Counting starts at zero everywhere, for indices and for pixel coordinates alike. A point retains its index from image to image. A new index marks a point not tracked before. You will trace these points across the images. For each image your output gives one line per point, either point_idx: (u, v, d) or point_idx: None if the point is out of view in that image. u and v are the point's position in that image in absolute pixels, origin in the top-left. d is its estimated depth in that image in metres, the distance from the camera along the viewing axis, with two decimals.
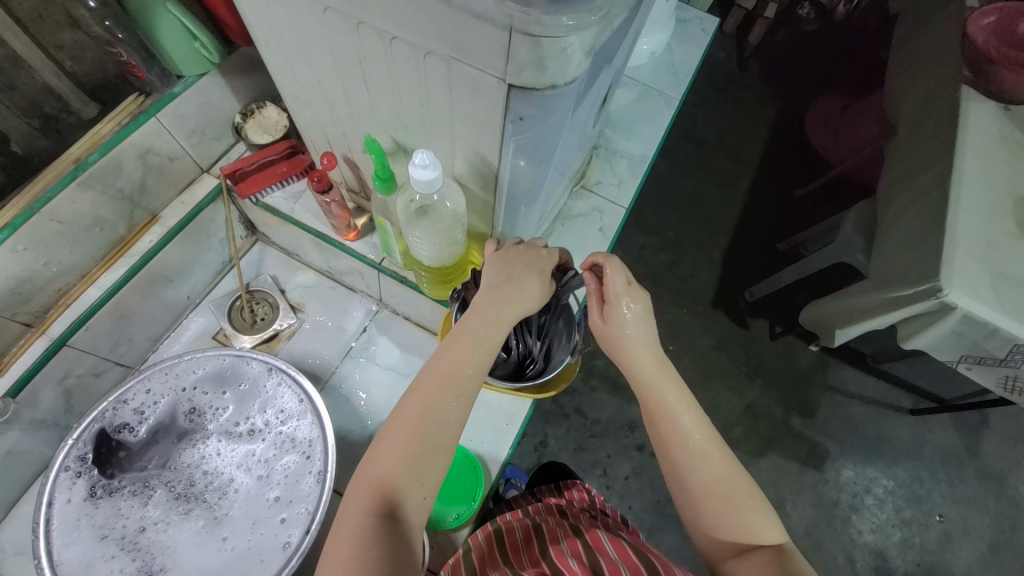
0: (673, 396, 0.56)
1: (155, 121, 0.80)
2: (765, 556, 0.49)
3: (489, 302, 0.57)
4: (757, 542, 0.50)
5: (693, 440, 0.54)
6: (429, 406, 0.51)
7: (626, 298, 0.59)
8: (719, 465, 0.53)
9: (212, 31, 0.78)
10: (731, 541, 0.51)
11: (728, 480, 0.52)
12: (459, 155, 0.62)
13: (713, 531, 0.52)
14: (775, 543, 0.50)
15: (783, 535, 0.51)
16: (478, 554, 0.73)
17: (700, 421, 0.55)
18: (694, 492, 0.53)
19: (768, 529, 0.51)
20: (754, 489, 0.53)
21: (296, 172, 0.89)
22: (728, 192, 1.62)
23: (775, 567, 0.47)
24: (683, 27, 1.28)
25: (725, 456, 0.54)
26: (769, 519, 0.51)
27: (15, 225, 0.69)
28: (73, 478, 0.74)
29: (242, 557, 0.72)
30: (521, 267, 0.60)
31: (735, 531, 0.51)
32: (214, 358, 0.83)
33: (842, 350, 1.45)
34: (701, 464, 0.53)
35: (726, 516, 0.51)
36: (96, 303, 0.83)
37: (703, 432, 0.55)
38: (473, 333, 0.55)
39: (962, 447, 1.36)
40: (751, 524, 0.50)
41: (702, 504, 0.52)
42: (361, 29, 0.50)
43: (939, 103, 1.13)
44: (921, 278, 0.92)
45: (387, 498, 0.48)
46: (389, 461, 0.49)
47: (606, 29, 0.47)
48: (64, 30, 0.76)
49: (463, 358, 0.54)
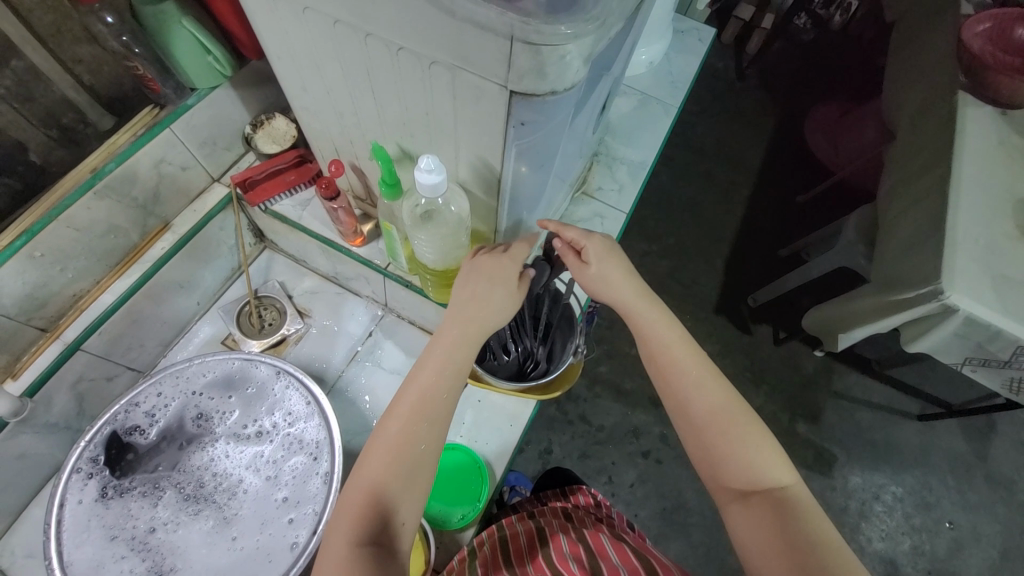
0: (664, 332, 0.59)
1: (170, 132, 0.82)
2: (771, 496, 0.49)
3: (456, 320, 0.59)
4: (762, 482, 0.50)
5: (692, 375, 0.56)
6: (416, 408, 0.54)
7: (596, 238, 0.64)
8: (718, 399, 0.54)
9: (226, 46, 0.81)
10: (737, 481, 0.51)
11: (731, 415, 0.53)
12: (463, 161, 0.64)
13: (718, 467, 0.53)
14: (779, 485, 0.50)
15: (791, 475, 0.51)
16: (482, 563, 0.72)
17: (696, 357, 0.57)
18: (695, 428, 0.54)
19: (774, 466, 0.51)
20: (759, 427, 0.53)
21: (304, 181, 0.91)
22: (729, 199, 1.64)
23: (776, 512, 0.48)
24: (681, 37, 1.31)
25: (724, 390, 0.55)
26: (775, 459, 0.51)
27: (33, 231, 0.72)
28: (84, 480, 0.75)
29: (251, 557, 0.73)
30: (488, 282, 0.61)
31: (739, 468, 0.51)
32: (224, 361, 0.85)
33: (847, 355, 1.45)
34: (701, 396, 0.55)
35: (729, 450, 0.52)
36: (109, 308, 0.85)
37: (701, 368, 0.56)
38: (445, 354, 0.57)
39: (971, 453, 1.36)
40: (756, 462, 0.51)
41: (705, 439, 0.54)
42: (370, 41, 0.52)
43: (936, 108, 1.15)
44: (923, 281, 0.93)
45: (376, 498, 0.49)
46: (368, 490, 0.50)
47: (604, 38, 0.50)
48: (83, 44, 0.78)
49: (439, 379, 0.56)
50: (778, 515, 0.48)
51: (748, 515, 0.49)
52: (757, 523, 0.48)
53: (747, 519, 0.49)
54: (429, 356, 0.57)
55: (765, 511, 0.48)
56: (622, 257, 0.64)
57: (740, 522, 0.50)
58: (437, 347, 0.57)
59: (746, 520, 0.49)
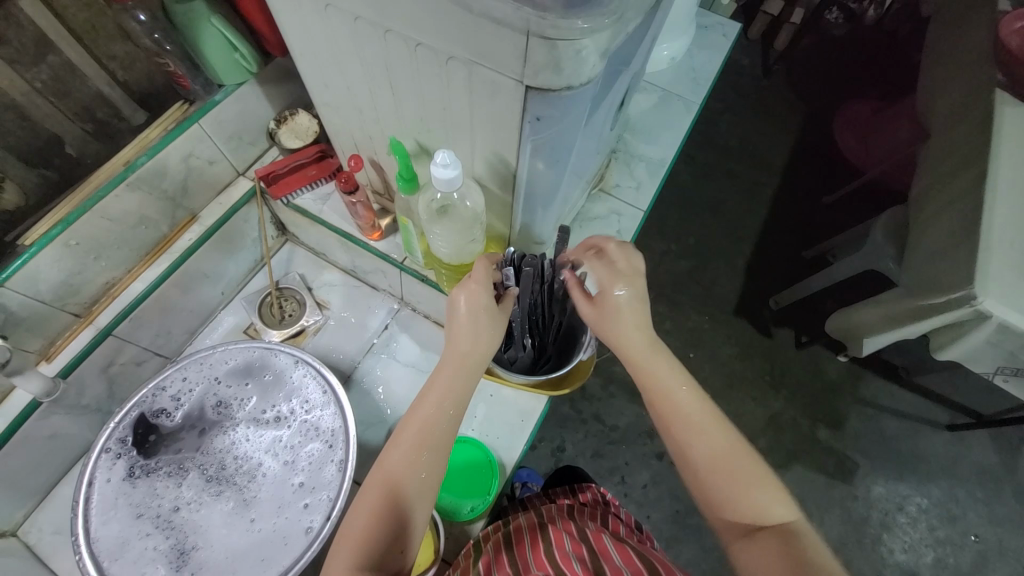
0: (658, 367, 0.59)
1: (198, 127, 0.85)
2: (778, 531, 0.48)
3: (454, 353, 0.60)
4: (768, 517, 0.49)
5: (691, 412, 0.55)
6: (433, 411, 0.57)
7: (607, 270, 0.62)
8: (718, 435, 0.54)
9: (252, 43, 0.83)
10: (742, 518, 0.50)
11: (733, 451, 0.53)
12: (479, 156, 0.64)
13: (722, 505, 0.51)
14: (784, 523, 0.49)
15: (793, 511, 0.50)
16: (484, 561, 0.71)
17: (694, 393, 0.57)
18: (698, 467, 0.53)
19: (779, 504, 0.50)
20: (758, 461, 0.53)
21: (324, 175, 0.93)
22: (752, 199, 1.61)
23: (784, 551, 0.47)
24: (704, 33, 1.28)
25: (724, 426, 0.55)
26: (779, 497, 0.51)
27: (69, 221, 0.75)
28: (114, 459, 0.79)
29: (268, 538, 0.76)
30: (470, 314, 0.61)
31: (745, 505, 0.50)
32: (245, 350, 0.88)
33: (873, 361, 1.41)
34: (701, 429, 0.54)
35: (734, 488, 0.51)
36: (138, 296, 0.88)
37: (698, 404, 0.56)
38: (445, 384, 0.58)
39: (1001, 466, 1.30)
40: (761, 498, 0.50)
41: (707, 476, 0.52)
42: (389, 37, 0.53)
43: (972, 107, 1.10)
44: (954, 286, 0.90)
45: (395, 494, 0.52)
46: (367, 519, 0.51)
47: (621, 33, 0.49)
48: (117, 42, 0.81)
49: (437, 408, 0.57)
50: (788, 549, 0.47)
51: (756, 553, 0.48)
52: (767, 562, 0.47)
53: (756, 557, 0.48)
54: (429, 389, 0.58)
55: (774, 549, 0.47)
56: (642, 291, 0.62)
57: (749, 561, 0.48)
58: (437, 379, 0.59)
59: (754, 559, 0.48)
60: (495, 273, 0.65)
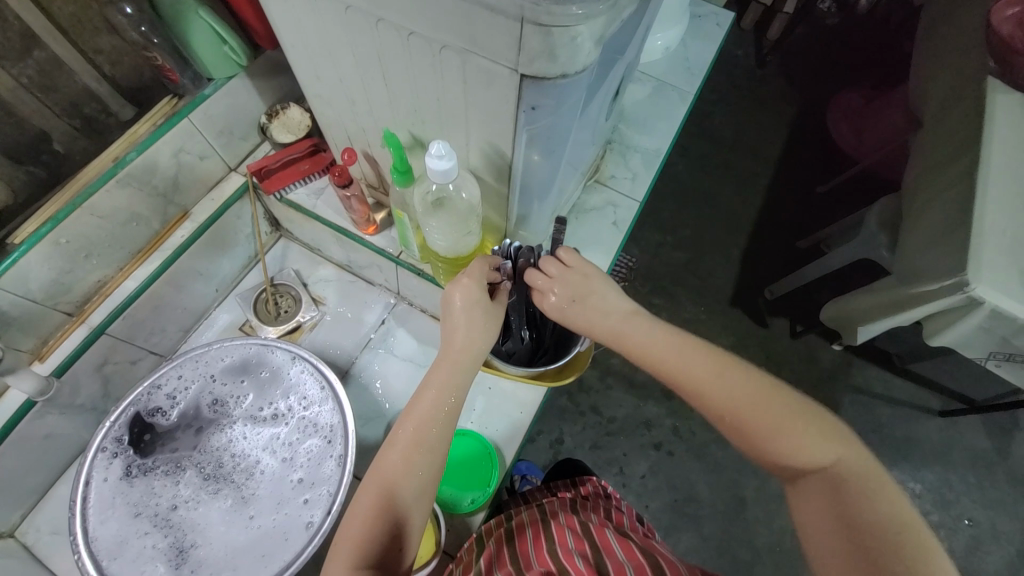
0: (663, 340, 0.58)
1: (188, 122, 0.84)
2: (825, 477, 0.48)
3: (448, 356, 0.60)
4: (813, 464, 0.49)
5: (707, 374, 0.54)
6: (428, 410, 0.56)
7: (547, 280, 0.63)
8: (741, 388, 0.52)
9: (242, 36, 0.82)
10: (788, 466, 0.50)
11: (761, 404, 0.51)
12: (474, 147, 0.64)
13: (766, 461, 0.52)
14: (829, 463, 0.49)
15: (839, 446, 0.49)
16: (485, 561, 0.70)
17: (709, 355, 0.56)
18: (731, 429, 0.53)
19: (821, 445, 0.49)
20: (793, 402, 0.52)
21: (318, 169, 0.92)
22: (747, 190, 1.61)
23: (833, 494, 0.47)
24: (698, 22, 1.28)
25: (746, 375, 0.53)
26: (820, 436, 0.49)
27: (59, 218, 0.74)
28: (110, 458, 0.78)
29: (268, 535, 0.76)
30: (466, 311, 0.60)
31: (788, 459, 0.50)
32: (241, 347, 0.87)
33: (867, 349, 1.42)
34: (724, 392, 0.53)
35: (772, 441, 0.50)
36: (131, 294, 0.87)
37: (715, 365, 0.55)
38: (441, 382, 0.58)
39: (993, 451, 1.32)
40: (800, 446, 0.49)
41: (745, 431, 0.52)
42: (381, 26, 0.52)
43: (964, 94, 1.11)
44: (947, 273, 0.90)
45: (394, 493, 0.52)
46: (364, 519, 0.51)
47: (616, 20, 0.49)
48: (103, 35, 0.80)
49: (435, 405, 0.57)
50: (836, 498, 0.47)
51: (810, 499, 0.49)
52: (819, 507, 0.48)
53: (810, 501, 0.49)
54: (426, 385, 0.58)
55: (824, 491, 0.48)
56: (591, 286, 0.63)
57: (804, 508, 0.50)
58: (433, 377, 0.58)
59: (808, 504, 0.49)
60: (492, 273, 0.65)
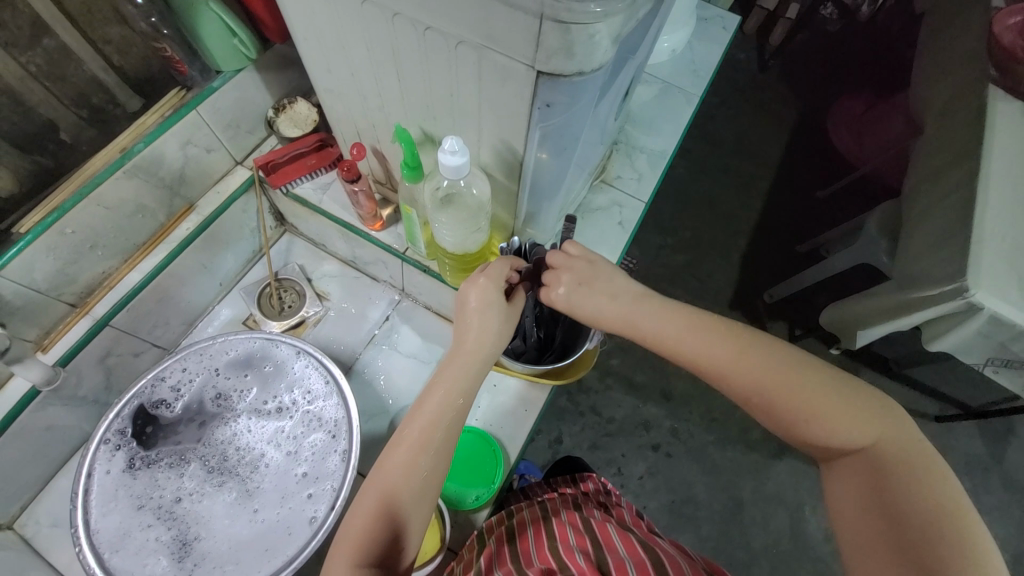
0: (686, 326, 0.58)
1: (196, 114, 0.84)
2: (859, 457, 0.49)
3: (458, 354, 0.60)
4: (847, 444, 0.50)
5: (733, 359, 0.54)
6: (438, 406, 0.56)
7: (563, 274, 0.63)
8: (771, 371, 0.53)
9: (251, 28, 0.82)
10: (823, 447, 0.51)
11: (794, 387, 0.52)
12: (485, 144, 0.64)
13: (797, 441, 0.53)
14: (864, 444, 0.49)
15: (875, 425, 0.50)
16: (485, 559, 0.70)
17: (736, 339, 0.55)
18: (763, 412, 0.54)
19: (857, 427, 0.50)
20: (827, 381, 0.52)
21: (324, 164, 0.92)
22: (748, 193, 1.62)
23: (870, 476, 0.48)
24: (704, 25, 1.28)
25: (775, 356, 0.54)
26: (857, 417, 0.50)
27: (65, 208, 0.74)
28: (113, 450, 0.78)
29: (272, 529, 0.76)
30: (479, 311, 0.60)
31: (821, 440, 0.51)
32: (246, 341, 0.87)
33: (865, 353, 1.43)
34: (752, 376, 0.53)
35: (805, 425, 0.51)
36: (136, 286, 0.86)
37: (742, 348, 0.55)
38: (452, 377, 0.58)
39: (988, 456, 1.33)
40: (834, 427, 0.50)
41: (778, 412, 0.52)
42: (397, 20, 0.52)
43: (965, 102, 1.12)
44: (947, 279, 0.91)
45: (400, 488, 0.52)
46: (369, 514, 0.51)
47: (632, 18, 0.49)
48: (112, 25, 0.79)
49: (445, 400, 0.57)
50: (872, 477, 0.48)
51: (845, 479, 0.50)
52: (854, 488, 0.49)
53: (845, 481, 0.50)
54: (437, 382, 0.58)
55: (858, 472, 0.49)
56: (601, 275, 0.63)
57: (835, 484, 0.51)
58: (444, 373, 0.59)
59: (842, 483, 0.50)
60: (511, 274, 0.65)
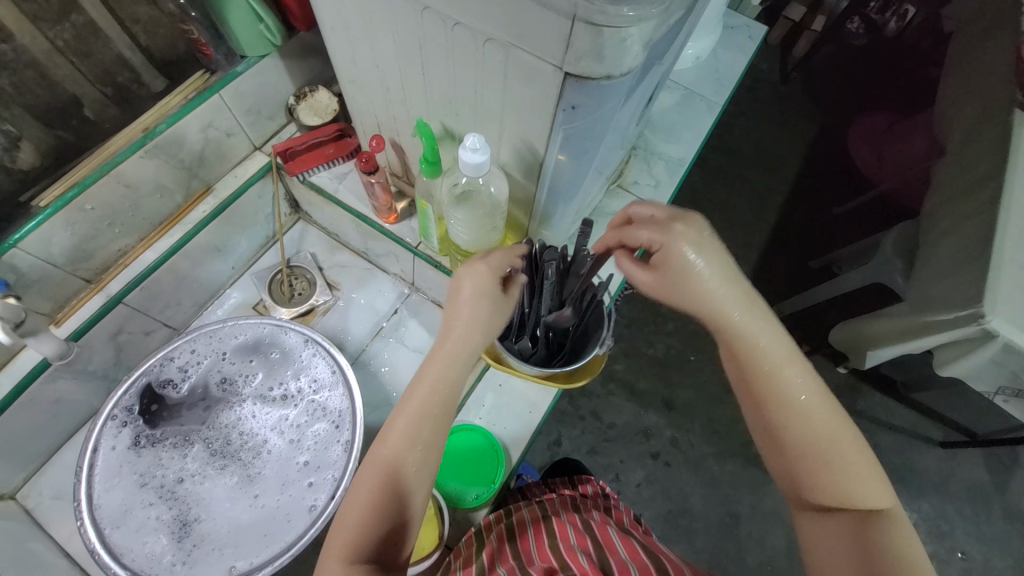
0: (769, 349, 0.51)
1: (218, 98, 0.84)
2: (859, 517, 0.47)
3: (445, 344, 0.58)
4: (853, 502, 0.48)
5: (797, 397, 0.50)
6: (427, 397, 0.56)
7: (680, 224, 0.51)
8: (825, 423, 0.49)
9: (278, 15, 0.82)
10: (824, 499, 0.49)
11: (836, 439, 0.49)
12: (506, 142, 0.64)
13: (801, 487, 0.50)
14: (870, 509, 0.47)
15: (887, 497, 0.49)
16: (488, 553, 0.70)
17: (808, 376, 0.51)
18: (788, 448, 0.50)
19: (870, 492, 0.48)
20: (863, 448, 0.50)
21: (342, 154, 0.92)
22: (763, 206, 1.60)
23: (863, 534, 0.46)
24: (730, 33, 1.27)
25: (835, 413, 0.50)
26: (872, 484, 0.48)
27: (85, 184, 0.74)
28: (119, 427, 0.78)
29: (271, 515, 0.76)
30: (473, 299, 0.59)
31: (827, 488, 0.48)
32: (255, 326, 0.87)
33: (873, 374, 1.41)
34: (805, 420, 0.49)
35: (823, 474, 0.48)
36: (151, 265, 0.87)
37: (810, 387, 0.50)
38: (439, 368, 0.57)
39: (992, 485, 1.31)
40: (854, 484, 0.48)
41: (805, 456, 0.49)
42: (426, 14, 0.52)
43: (989, 126, 1.10)
44: (963, 303, 0.90)
45: (392, 479, 0.52)
46: (363, 504, 0.51)
47: (664, 24, 0.49)
48: (142, 5, 0.79)
49: (434, 387, 0.56)
50: (864, 536, 0.45)
51: (830, 532, 0.47)
52: (838, 539, 0.46)
53: (828, 533, 0.47)
54: (426, 369, 0.57)
55: (850, 529, 0.46)
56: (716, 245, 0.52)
57: (815, 535, 0.48)
58: (432, 364, 0.58)
59: (826, 534, 0.47)
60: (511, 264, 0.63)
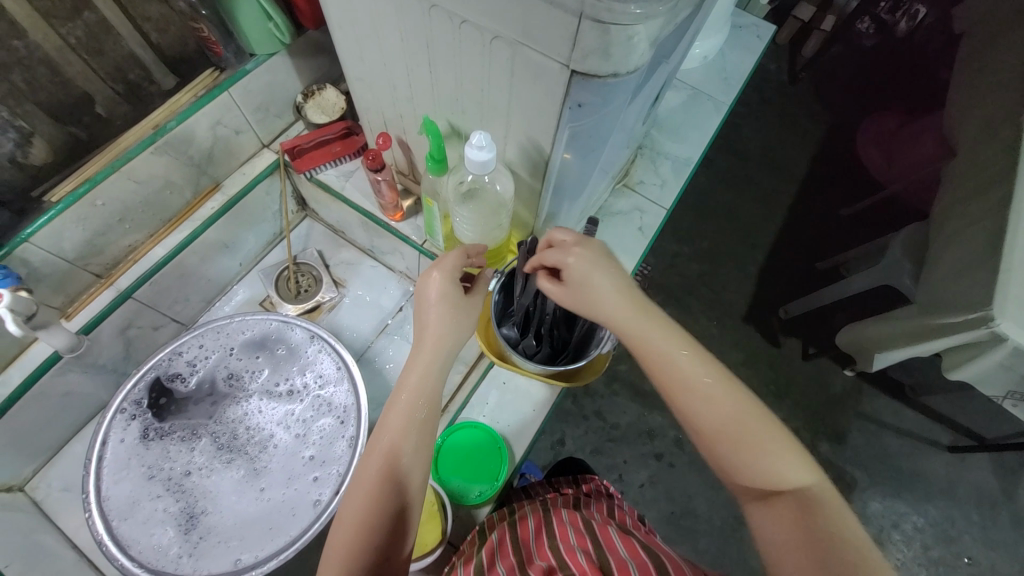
0: (666, 343, 0.53)
1: (227, 95, 0.85)
2: (793, 498, 0.45)
3: (424, 340, 0.60)
4: (784, 482, 0.46)
5: (701, 383, 0.50)
6: (418, 388, 0.57)
7: (579, 248, 0.57)
8: (731, 406, 0.49)
9: (286, 13, 0.82)
10: (755, 483, 0.47)
11: (744, 417, 0.48)
12: (512, 141, 0.64)
13: (733, 475, 0.49)
14: (800, 487, 0.45)
15: (816, 471, 0.47)
16: (487, 552, 0.69)
17: (708, 362, 0.52)
18: (705, 435, 0.50)
19: (794, 468, 0.46)
20: (779, 425, 0.49)
21: (349, 152, 0.93)
22: (770, 207, 1.59)
23: (799, 515, 0.44)
24: (738, 33, 1.26)
25: (743, 395, 0.50)
26: (794, 459, 0.47)
27: (96, 179, 0.75)
28: (128, 420, 0.80)
29: (277, 508, 0.77)
30: (439, 304, 0.61)
31: (753, 473, 0.47)
32: (262, 322, 0.88)
33: (881, 378, 1.39)
34: (715, 404, 0.49)
35: (743, 458, 0.47)
36: (159, 262, 0.88)
37: (715, 373, 0.51)
38: (426, 363, 0.59)
39: (1000, 491, 1.30)
40: (775, 463, 0.46)
41: (722, 442, 0.49)
42: (434, 13, 0.53)
43: (1001, 127, 1.08)
44: (972, 306, 0.89)
45: (392, 471, 0.52)
46: (361, 501, 0.50)
47: (671, 23, 0.49)
48: (153, 3, 0.80)
49: (422, 379, 0.57)
50: (801, 518, 0.44)
51: (770, 518, 0.45)
52: (780, 527, 0.44)
53: (769, 519, 0.45)
54: (411, 365, 0.59)
55: (786, 513, 0.44)
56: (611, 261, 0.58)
57: (761, 523, 0.46)
58: (416, 360, 0.59)
59: (766, 522, 0.46)
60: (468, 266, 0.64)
